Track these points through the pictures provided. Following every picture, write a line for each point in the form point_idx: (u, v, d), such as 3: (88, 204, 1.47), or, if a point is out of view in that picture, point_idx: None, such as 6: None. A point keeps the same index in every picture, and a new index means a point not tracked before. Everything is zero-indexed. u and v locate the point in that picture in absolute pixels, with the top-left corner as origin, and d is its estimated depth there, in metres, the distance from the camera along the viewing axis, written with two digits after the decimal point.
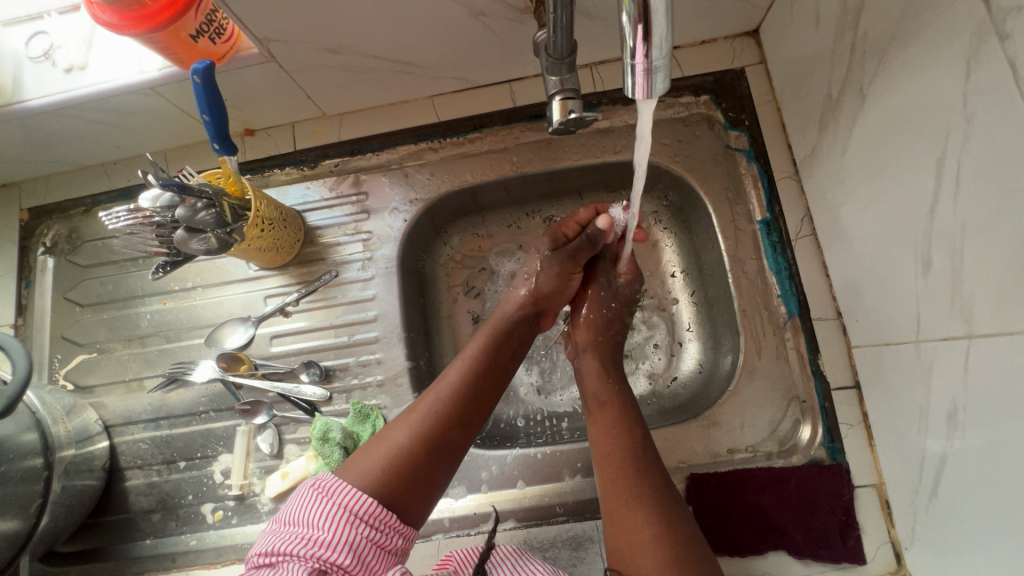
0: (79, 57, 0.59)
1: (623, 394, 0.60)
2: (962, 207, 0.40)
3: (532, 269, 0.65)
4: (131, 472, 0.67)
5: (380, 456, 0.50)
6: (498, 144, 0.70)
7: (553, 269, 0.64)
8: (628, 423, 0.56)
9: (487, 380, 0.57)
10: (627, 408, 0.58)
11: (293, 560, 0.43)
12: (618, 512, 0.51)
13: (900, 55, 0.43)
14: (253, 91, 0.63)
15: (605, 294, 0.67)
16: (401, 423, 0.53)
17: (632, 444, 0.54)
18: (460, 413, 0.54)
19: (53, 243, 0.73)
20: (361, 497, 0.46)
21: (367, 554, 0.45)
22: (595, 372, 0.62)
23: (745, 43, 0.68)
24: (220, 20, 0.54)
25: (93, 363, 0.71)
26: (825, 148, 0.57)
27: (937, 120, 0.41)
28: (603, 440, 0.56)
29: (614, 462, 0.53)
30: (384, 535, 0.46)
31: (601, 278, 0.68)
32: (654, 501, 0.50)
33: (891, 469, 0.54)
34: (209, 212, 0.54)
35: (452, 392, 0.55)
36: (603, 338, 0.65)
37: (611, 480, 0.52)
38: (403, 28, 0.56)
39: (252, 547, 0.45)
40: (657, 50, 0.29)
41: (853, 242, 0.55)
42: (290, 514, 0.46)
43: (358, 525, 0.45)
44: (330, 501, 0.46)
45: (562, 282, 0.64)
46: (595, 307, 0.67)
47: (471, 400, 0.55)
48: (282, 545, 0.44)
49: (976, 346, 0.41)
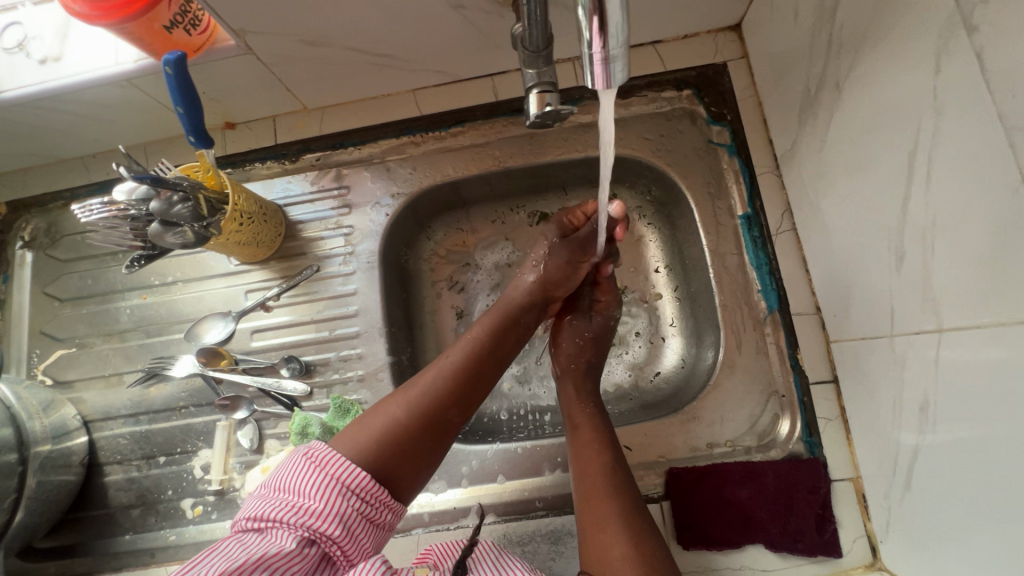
0: (54, 48, 0.58)
1: (599, 417, 0.59)
2: (933, 201, 0.40)
3: (540, 257, 0.64)
4: (110, 467, 0.67)
5: (377, 427, 0.50)
6: (481, 138, 0.69)
7: (563, 257, 0.63)
8: (606, 443, 0.56)
9: (490, 360, 0.57)
10: (606, 431, 0.57)
11: (282, 528, 0.43)
12: (590, 531, 0.51)
13: (874, 49, 0.43)
14: (231, 84, 0.62)
15: (580, 322, 0.67)
16: (402, 395, 0.53)
17: (607, 465, 0.54)
18: (461, 392, 0.54)
19: (31, 237, 0.73)
20: (355, 471, 0.46)
21: (356, 527, 0.45)
22: (571, 398, 0.62)
23: (727, 37, 0.67)
24: (195, 11, 0.54)
25: (72, 358, 0.70)
26: (804, 143, 0.57)
27: (910, 114, 0.41)
28: (579, 462, 0.56)
29: (588, 483, 0.54)
30: (373, 510, 0.47)
31: (579, 304, 0.68)
32: (626, 522, 0.50)
33: (868, 463, 0.54)
34: (185, 206, 0.54)
35: (456, 371, 0.55)
36: (578, 365, 0.65)
37: (586, 499, 0.53)
38: (381, 20, 0.55)
39: (242, 510, 0.45)
40: (614, 40, 0.30)
41: (831, 237, 0.55)
42: (282, 480, 0.46)
43: (350, 497, 0.46)
44: (323, 472, 0.46)
45: (567, 269, 0.63)
46: (568, 336, 0.66)
47: (472, 378, 0.55)
48: (272, 511, 0.44)
49: (947, 340, 0.41)
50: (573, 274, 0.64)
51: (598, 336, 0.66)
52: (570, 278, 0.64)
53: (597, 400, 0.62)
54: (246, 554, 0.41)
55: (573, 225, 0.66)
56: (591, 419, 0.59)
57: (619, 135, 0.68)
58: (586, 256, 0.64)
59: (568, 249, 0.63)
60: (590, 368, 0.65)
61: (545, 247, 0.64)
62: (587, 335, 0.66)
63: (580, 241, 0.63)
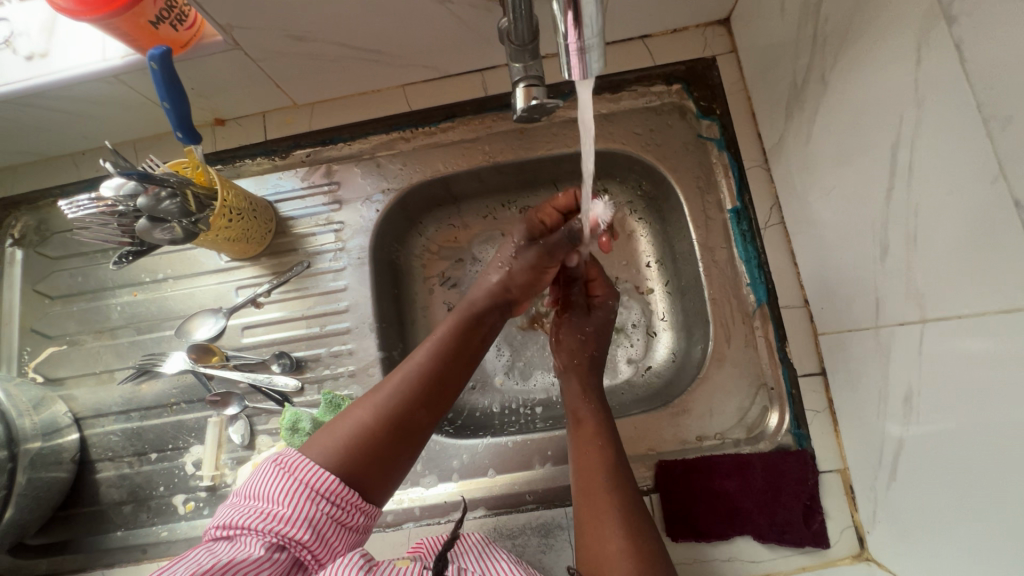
0: (40, 44, 0.58)
1: (603, 412, 0.59)
2: (916, 193, 0.40)
3: (507, 259, 0.64)
4: (102, 464, 0.67)
5: (344, 432, 0.50)
6: (471, 133, 0.70)
7: (529, 262, 0.63)
8: (608, 438, 0.56)
9: (457, 360, 0.57)
10: (608, 426, 0.57)
11: (251, 535, 0.44)
12: (587, 524, 0.52)
13: (858, 41, 0.43)
14: (220, 80, 0.62)
15: (578, 318, 0.67)
16: (368, 399, 0.53)
17: (608, 461, 0.54)
18: (427, 393, 0.54)
19: (21, 235, 0.73)
20: (323, 474, 0.47)
21: (327, 531, 0.46)
22: (574, 392, 0.61)
23: (716, 32, 0.67)
24: (181, 7, 0.53)
25: (63, 355, 0.70)
26: (792, 136, 0.57)
27: (893, 106, 0.41)
28: (580, 455, 0.55)
29: (588, 478, 0.54)
30: (345, 513, 0.47)
31: (574, 300, 0.68)
32: (624, 518, 0.51)
33: (855, 454, 0.55)
34: (173, 202, 0.54)
35: (421, 371, 0.54)
36: (580, 361, 0.64)
37: (585, 494, 0.53)
38: (369, 15, 0.55)
39: (213, 518, 0.46)
40: (589, 30, 0.30)
41: (819, 230, 0.55)
42: (253, 487, 0.47)
43: (319, 501, 0.46)
44: (291, 478, 0.46)
45: (533, 273, 0.64)
46: (568, 331, 0.66)
47: (438, 379, 0.55)
48: (242, 519, 0.45)
49: (931, 330, 0.42)
50: (537, 276, 0.64)
51: (598, 330, 0.66)
52: (535, 281, 0.65)
53: (600, 394, 0.61)
54: (214, 561, 0.42)
55: (544, 224, 0.63)
56: (595, 412, 0.58)
57: (609, 130, 0.68)
58: (552, 261, 0.64)
59: (533, 252, 0.63)
60: (593, 362, 0.64)
61: (512, 248, 0.64)
62: (587, 330, 0.66)
63: (547, 247, 0.63)
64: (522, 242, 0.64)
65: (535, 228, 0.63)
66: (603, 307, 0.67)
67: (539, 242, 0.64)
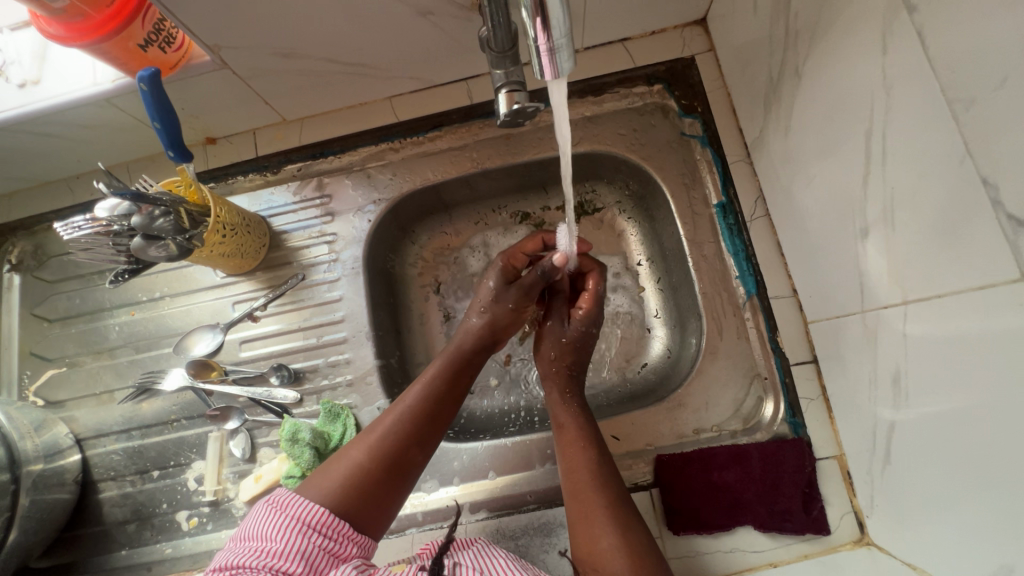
0: (33, 72, 0.59)
1: (585, 417, 0.59)
2: (890, 179, 0.41)
3: (486, 303, 0.63)
4: (105, 484, 0.67)
5: (339, 475, 0.51)
6: (459, 141, 0.71)
7: (509, 302, 0.63)
8: (593, 441, 0.56)
9: (446, 401, 0.57)
10: (591, 428, 0.58)
11: (244, 572, 0.43)
12: (580, 525, 0.52)
13: (828, 33, 0.45)
14: (209, 99, 0.63)
15: (556, 327, 0.66)
16: (361, 440, 0.53)
17: (592, 462, 0.55)
18: (418, 431, 0.54)
19: (19, 260, 0.74)
20: (313, 507, 0.47)
21: (320, 562, 0.45)
22: (555, 400, 0.61)
23: (694, 32, 0.69)
24: (168, 29, 0.55)
25: (63, 377, 0.71)
26: (771, 129, 0.58)
27: (864, 96, 0.42)
28: (566, 461, 0.56)
29: (575, 479, 0.54)
30: (338, 544, 0.47)
31: (556, 316, 0.66)
32: (611, 515, 0.51)
33: (851, 440, 0.55)
34: (167, 219, 0.55)
35: (412, 412, 0.55)
36: (557, 370, 0.64)
37: (574, 497, 0.53)
38: (353, 30, 0.57)
39: (208, 564, 0.45)
40: (558, 31, 0.31)
41: (803, 220, 0.56)
42: (245, 531, 0.47)
43: (311, 534, 0.46)
44: (284, 514, 0.47)
45: (514, 311, 0.63)
46: (548, 341, 0.65)
47: (429, 416, 0.55)
48: (235, 559, 0.44)
49: (913, 311, 0.43)
50: (520, 315, 0.64)
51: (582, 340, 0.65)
52: (517, 319, 0.64)
53: (581, 400, 0.61)
54: None
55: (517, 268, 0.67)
56: (576, 415, 0.59)
57: (593, 131, 0.70)
58: (527, 301, 0.64)
59: (514, 295, 0.63)
60: (574, 373, 0.64)
61: (489, 291, 0.64)
62: (565, 341, 0.65)
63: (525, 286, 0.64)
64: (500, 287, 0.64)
65: (507, 269, 0.65)
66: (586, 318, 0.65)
67: (516, 283, 0.64)
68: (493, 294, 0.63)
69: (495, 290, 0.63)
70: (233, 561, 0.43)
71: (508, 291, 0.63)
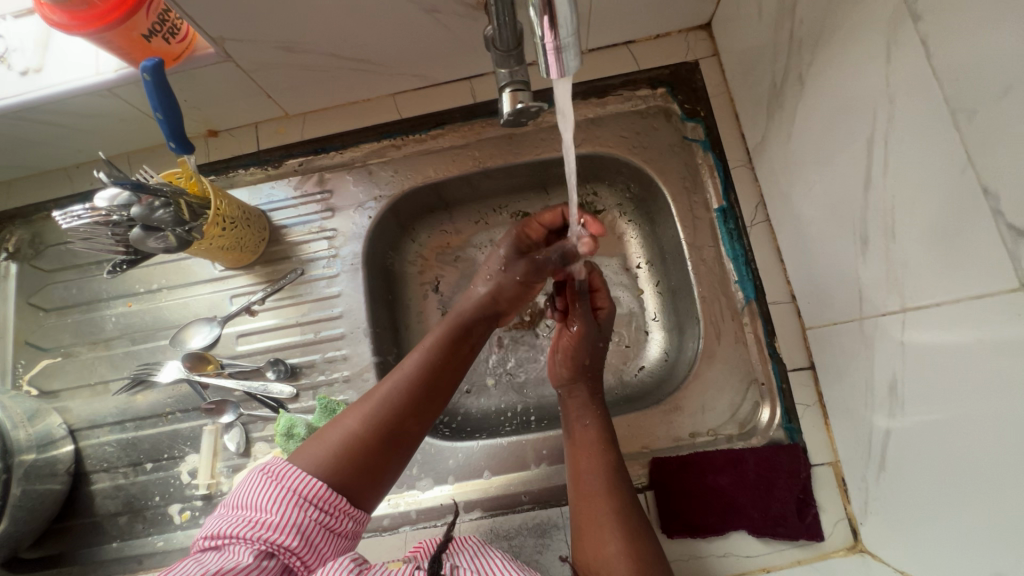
0: (35, 59, 0.59)
1: (602, 420, 0.58)
2: (892, 186, 0.41)
3: (495, 271, 0.63)
4: (97, 476, 0.67)
5: (334, 442, 0.50)
6: (461, 140, 0.71)
7: (518, 275, 0.63)
8: (609, 443, 0.56)
9: (446, 371, 0.56)
10: (608, 431, 0.57)
11: (240, 543, 0.44)
12: (585, 527, 0.52)
13: (832, 40, 0.45)
14: (212, 92, 0.63)
15: (591, 333, 0.63)
16: (357, 408, 0.53)
17: (608, 464, 0.54)
18: (416, 402, 0.54)
19: (16, 249, 0.73)
20: (311, 481, 0.47)
21: (315, 535, 0.46)
22: (576, 403, 0.60)
23: (698, 36, 0.69)
24: (173, 20, 0.55)
25: (58, 367, 0.70)
26: (773, 135, 0.58)
27: (867, 103, 0.42)
28: (579, 459, 0.55)
29: (584, 482, 0.54)
30: (333, 519, 0.47)
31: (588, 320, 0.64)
32: (619, 520, 0.51)
33: (846, 446, 0.55)
34: (167, 211, 0.54)
35: (410, 382, 0.54)
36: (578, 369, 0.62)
37: (585, 498, 0.53)
38: (358, 26, 0.57)
39: (201, 529, 0.46)
40: (565, 30, 0.31)
41: (803, 226, 0.56)
42: (240, 497, 0.47)
43: (307, 508, 0.46)
44: (280, 485, 0.46)
45: (519, 284, 0.63)
46: (581, 346, 0.63)
47: (428, 386, 0.55)
48: (230, 528, 0.44)
49: (911, 319, 0.43)
50: (524, 290, 0.64)
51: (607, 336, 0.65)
52: (522, 295, 0.64)
53: (603, 403, 0.60)
54: (203, 571, 0.41)
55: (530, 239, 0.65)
56: (599, 422, 0.58)
57: (596, 133, 0.70)
58: (538, 278, 0.64)
59: (523, 266, 0.63)
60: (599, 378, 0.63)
61: (500, 261, 0.64)
62: (597, 345, 0.64)
63: (537, 262, 0.63)
64: (509, 256, 0.64)
65: (520, 239, 0.64)
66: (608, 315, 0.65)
67: (528, 257, 0.64)
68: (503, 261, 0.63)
69: (506, 259, 0.63)
70: (228, 533, 0.44)
71: (518, 262, 0.63)
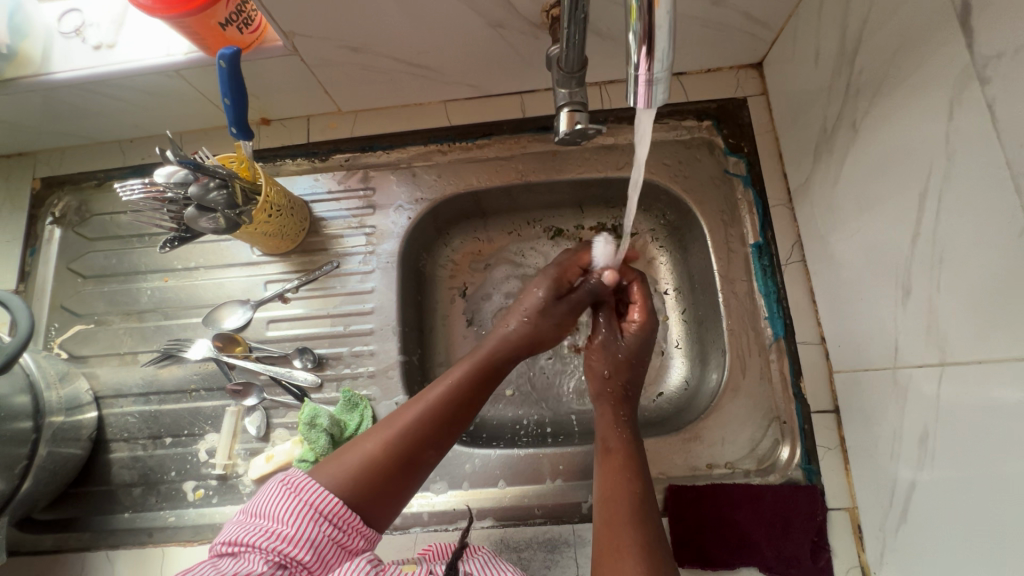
0: (110, 36, 0.61)
1: (636, 445, 0.57)
2: (941, 241, 0.42)
3: (532, 311, 0.63)
4: (116, 445, 0.67)
5: (351, 463, 0.51)
6: (506, 152, 0.72)
7: (557, 318, 0.63)
8: (638, 471, 0.55)
9: (467, 405, 0.56)
10: (640, 460, 0.56)
11: (254, 552, 0.44)
12: (604, 556, 0.49)
13: (891, 94, 0.46)
14: (274, 82, 0.65)
15: (611, 344, 0.65)
16: (378, 433, 0.53)
17: (635, 494, 0.53)
18: (436, 432, 0.54)
19: (62, 214, 0.75)
20: (328, 497, 0.47)
21: (328, 552, 0.46)
22: (607, 421, 0.60)
23: (748, 74, 0.71)
24: (249, 12, 0.56)
25: (89, 334, 0.71)
26: (818, 178, 0.59)
27: (922, 157, 0.43)
28: (606, 485, 0.54)
29: (611, 507, 0.52)
30: (346, 536, 0.47)
31: (609, 331, 0.66)
32: (641, 549, 0.48)
33: (865, 494, 0.55)
34: (220, 193, 0.56)
35: (432, 412, 0.54)
36: (613, 390, 0.62)
37: (607, 523, 0.51)
38: (424, 33, 0.58)
39: (218, 534, 0.46)
40: (659, 64, 0.32)
41: (840, 270, 0.57)
42: (259, 506, 0.47)
43: (322, 523, 0.46)
44: (297, 498, 0.46)
45: (557, 326, 0.64)
46: (601, 357, 0.64)
47: (449, 417, 0.55)
48: (246, 536, 0.44)
49: (949, 373, 0.43)
50: (561, 330, 0.64)
51: (635, 354, 0.64)
52: (557, 334, 0.64)
53: (633, 424, 0.59)
54: None
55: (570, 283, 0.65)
56: (626, 443, 0.57)
57: None
58: (574, 318, 0.65)
59: (564, 308, 0.64)
60: (631, 394, 0.62)
61: (537, 300, 0.63)
62: (621, 356, 0.64)
63: (575, 301, 0.64)
64: (548, 299, 0.63)
65: (560, 282, 0.64)
66: (641, 330, 0.64)
67: (566, 298, 0.64)
68: (540, 304, 0.63)
69: (545, 301, 0.63)
70: (244, 540, 0.44)
71: (557, 305, 0.63)
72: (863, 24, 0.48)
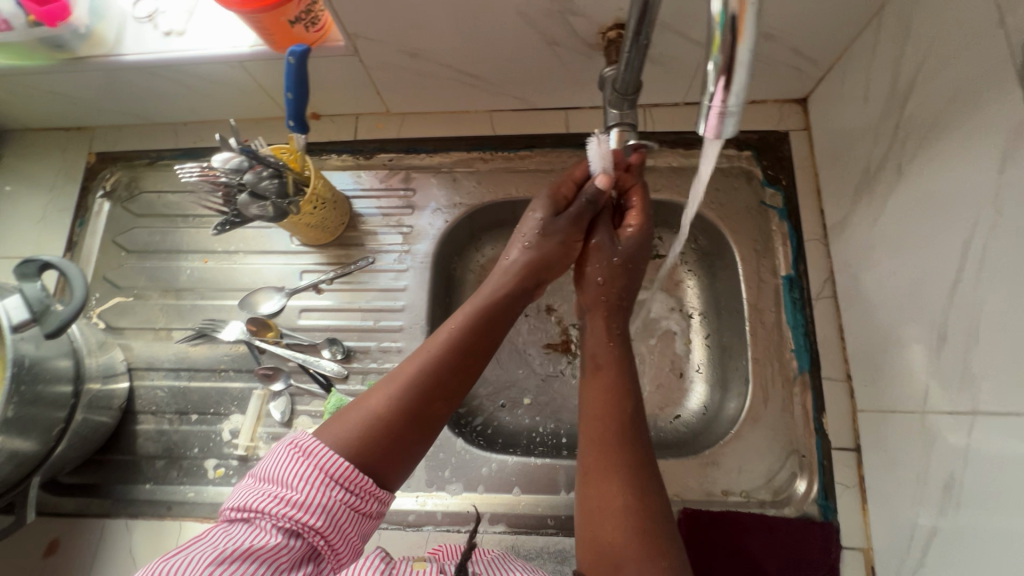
0: (179, 23, 0.64)
1: (624, 360, 0.57)
2: (983, 288, 0.42)
3: (534, 235, 0.60)
4: (144, 416, 0.69)
5: (356, 420, 0.49)
6: (546, 164, 0.73)
7: (559, 236, 0.60)
8: (627, 387, 0.54)
9: (473, 351, 0.54)
10: (627, 376, 0.55)
11: (266, 518, 0.44)
12: (592, 474, 0.50)
13: (940, 139, 0.47)
14: (331, 80, 0.67)
15: (606, 248, 0.61)
16: (381, 390, 0.51)
17: (625, 414, 0.53)
18: (442, 384, 0.52)
19: (112, 188, 0.77)
20: (338, 460, 0.46)
21: (342, 518, 0.45)
22: (598, 335, 0.59)
23: (791, 109, 0.72)
24: (317, 12, 0.58)
25: (127, 306, 0.73)
26: (857, 216, 0.60)
27: (968, 203, 0.44)
28: (591, 398, 0.55)
29: (597, 423, 0.52)
30: (359, 500, 0.46)
31: (604, 232, 0.62)
32: (631, 472, 0.49)
33: (881, 536, 0.55)
34: (272, 181, 0.58)
35: (434, 364, 0.52)
36: (607, 300, 0.61)
37: (595, 444, 0.51)
38: (481, 46, 0.60)
39: (229, 499, 0.46)
40: (734, 98, 0.33)
41: (873, 309, 0.57)
42: (268, 470, 0.47)
43: (333, 488, 0.45)
44: (307, 463, 0.45)
45: (562, 245, 0.60)
46: (595, 262, 0.61)
47: (454, 366, 0.53)
48: (256, 502, 0.44)
49: (981, 422, 0.43)
50: (568, 248, 0.61)
51: (631, 258, 0.62)
52: (566, 256, 0.61)
53: (624, 336, 0.59)
54: (231, 545, 0.42)
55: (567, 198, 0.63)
56: (616, 358, 0.57)
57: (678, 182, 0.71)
58: (579, 230, 0.61)
59: (563, 223, 0.60)
60: (624, 305, 0.61)
61: (536, 221, 0.61)
62: (615, 262, 0.61)
63: (575, 215, 0.60)
64: (546, 217, 0.61)
65: (557, 199, 0.62)
66: (637, 234, 0.62)
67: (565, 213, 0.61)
68: (540, 224, 0.61)
69: (544, 222, 0.61)
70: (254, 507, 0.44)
71: (556, 220, 0.60)
72: (917, 70, 0.49)
